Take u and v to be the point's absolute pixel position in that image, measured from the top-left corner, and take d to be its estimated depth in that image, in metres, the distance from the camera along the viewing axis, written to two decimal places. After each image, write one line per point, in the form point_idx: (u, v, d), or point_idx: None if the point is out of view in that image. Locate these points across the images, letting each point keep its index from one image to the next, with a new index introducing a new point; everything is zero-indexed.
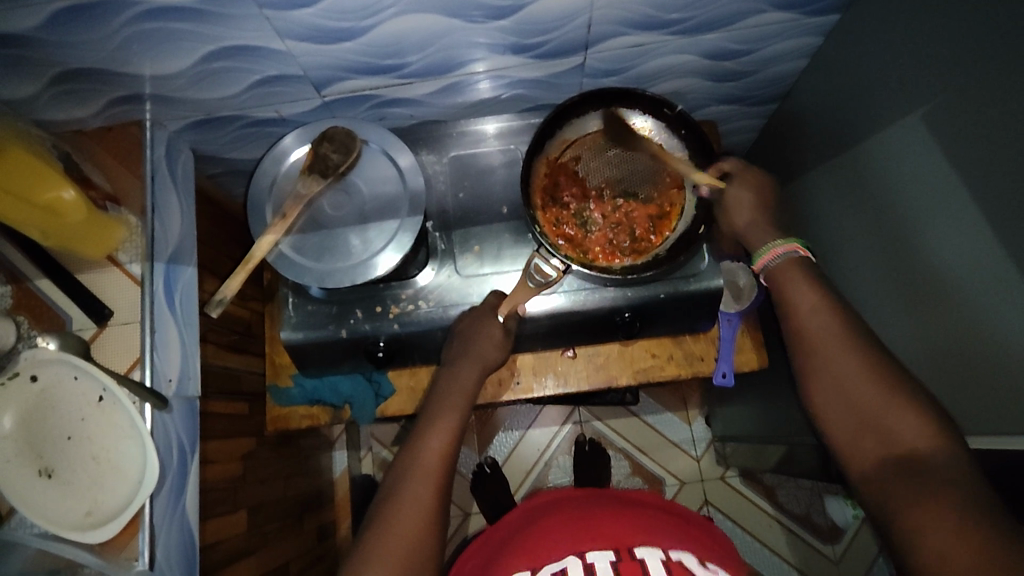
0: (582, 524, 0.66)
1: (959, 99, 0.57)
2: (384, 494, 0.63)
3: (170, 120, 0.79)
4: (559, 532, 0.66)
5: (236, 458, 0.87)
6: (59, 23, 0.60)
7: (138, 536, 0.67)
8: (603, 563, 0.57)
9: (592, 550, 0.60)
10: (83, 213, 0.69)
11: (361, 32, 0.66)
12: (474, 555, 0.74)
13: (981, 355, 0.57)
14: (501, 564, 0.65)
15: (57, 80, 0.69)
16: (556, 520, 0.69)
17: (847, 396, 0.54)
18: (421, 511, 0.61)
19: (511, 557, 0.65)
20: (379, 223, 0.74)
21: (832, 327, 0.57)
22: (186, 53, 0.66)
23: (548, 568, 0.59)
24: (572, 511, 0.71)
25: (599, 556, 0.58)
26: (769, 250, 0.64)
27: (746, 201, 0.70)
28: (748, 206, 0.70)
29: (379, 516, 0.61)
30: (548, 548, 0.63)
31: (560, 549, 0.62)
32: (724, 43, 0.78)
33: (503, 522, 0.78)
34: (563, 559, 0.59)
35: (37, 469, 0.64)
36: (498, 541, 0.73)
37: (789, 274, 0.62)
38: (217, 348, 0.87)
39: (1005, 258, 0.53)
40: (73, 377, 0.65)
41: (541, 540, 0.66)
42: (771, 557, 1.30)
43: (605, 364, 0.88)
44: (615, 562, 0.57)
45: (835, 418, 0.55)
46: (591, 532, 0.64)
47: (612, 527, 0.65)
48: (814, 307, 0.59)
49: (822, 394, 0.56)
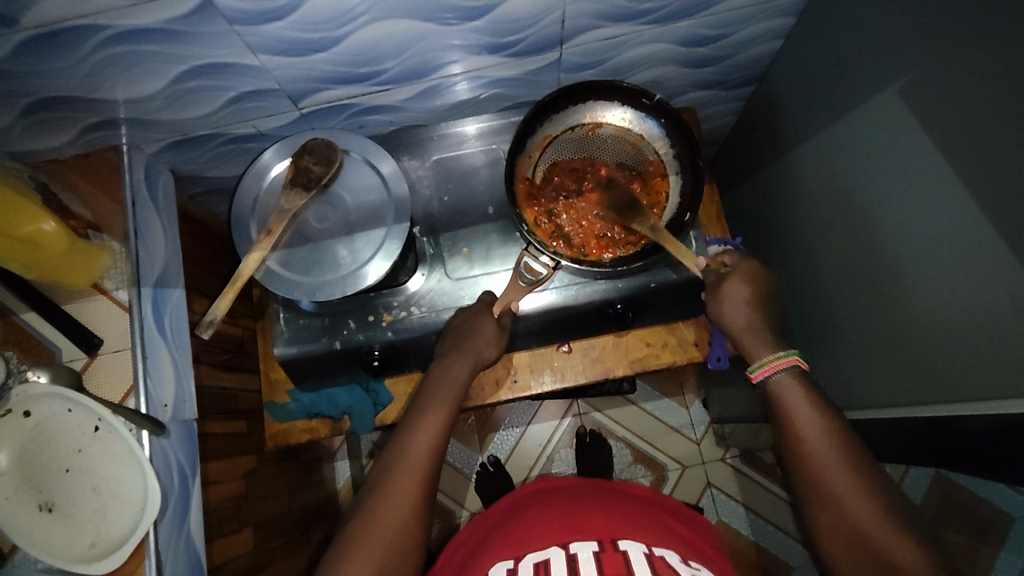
0: (566, 519, 0.66)
1: (934, 72, 0.58)
2: (368, 489, 0.63)
3: (147, 142, 0.78)
4: (544, 525, 0.66)
5: (237, 477, 0.87)
6: (26, 53, 0.59)
7: (144, 565, 0.66)
8: (586, 554, 0.57)
9: (576, 541, 0.60)
10: (65, 242, 0.68)
11: (333, 42, 0.65)
12: (460, 546, 0.74)
13: (967, 322, 0.58)
14: (481, 556, 0.65)
15: (30, 110, 0.68)
16: (538, 514, 0.69)
17: (844, 519, 0.56)
18: (400, 515, 0.61)
19: (494, 548, 0.65)
20: (366, 232, 0.73)
21: (828, 446, 0.59)
22: (159, 73, 0.65)
23: (530, 557, 0.59)
24: (557, 505, 0.71)
25: (583, 547, 0.58)
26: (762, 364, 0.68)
27: (742, 298, 0.74)
28: (743, 302, 0.74)
29: (364, 509, 0.62)
30: (532, 540, 0.63)
31: (543, 540, 0.62)
32: (698, 29, 0.79)
33: (492, 512, 0.79)
34: (547, 549, 0.60)
35: (38, 504, 0.63)
36: (481, 533, 0.73)
37: (789, 386, 0.65)
38: (210, 368, 0.86)
39: (985, 225, 0.54)
40: (67, 410, 0.65)
41: (524, 532, 0.66)
42: (777, 533, 1.32)
43: (601, 356, 0.88)
44: (597, 553, 0.57)
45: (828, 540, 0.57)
46: (576, 525, 0.64)
47: (596, 521, 0.65)
48: (806, 418, 0.62)
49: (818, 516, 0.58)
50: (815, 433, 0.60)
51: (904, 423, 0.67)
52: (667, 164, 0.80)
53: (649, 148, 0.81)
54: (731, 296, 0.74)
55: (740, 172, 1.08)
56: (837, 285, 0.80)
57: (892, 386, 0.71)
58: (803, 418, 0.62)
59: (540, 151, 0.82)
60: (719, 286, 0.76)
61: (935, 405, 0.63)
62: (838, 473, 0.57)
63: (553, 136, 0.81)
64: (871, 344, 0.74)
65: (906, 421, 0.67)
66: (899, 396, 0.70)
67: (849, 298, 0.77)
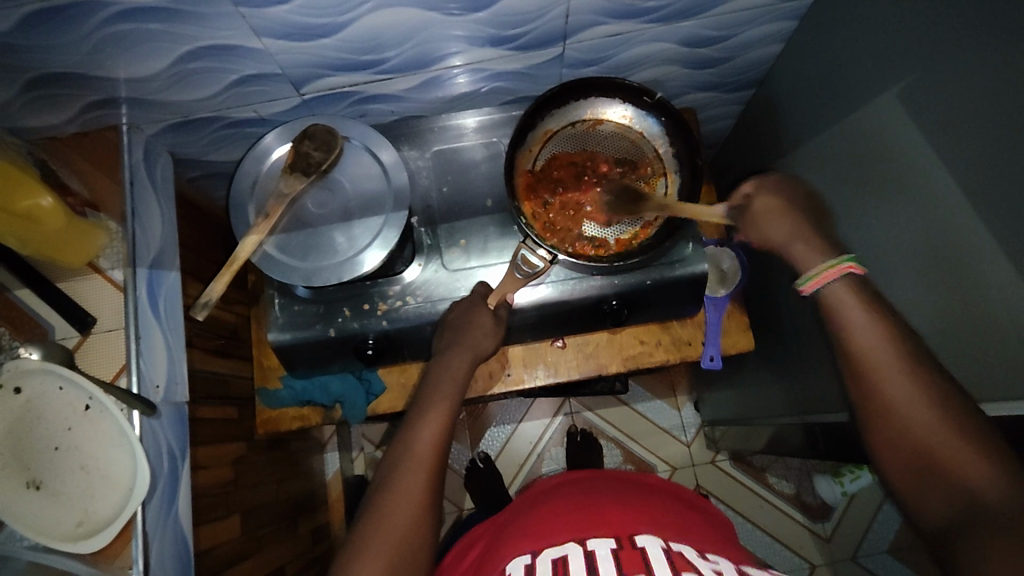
0: (581, 514, 0.66)
1: (932, 78, 0.58)
2: (375, 487, 0.63)
3: (147, 123, 0.78)
4: (560, 520, 0.65)
5: (227, 463, 0.86)
6: (28, 27, 0.59)
7: (130, 545, 0.66)
8: (604, 551, 0.56)
9: (593, 538, 0.59)
10: (61, 220, 0.67)
11: (338, 28, 0.65)
12: (473, 545, 0.73)
13: (958, 324, 0.58)
14: (498, 552, 0.64)
15: (31, 85, 0.68)
16: (553, 509, 0.69)
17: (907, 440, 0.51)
18: (407, 509, 0.60)
19: (510, 543, 0.65)
20: (363, 220, 0.73)
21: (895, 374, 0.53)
22: (162, 54, 0.65)
23: (547, 553, 0.58)
24: (570, 500, 0.70)
25: (601, 544, 0.58)
26: (823, 271, 0.59)
27: (774, 213, 0.67)
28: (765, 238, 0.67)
29: (370, 504, 0.61)
30: (550, 534, 0.62)
31: (562, 536, 0.61)
32: (700, 30, 0.79)
33: (502, 512, 0.78)
34: (564, 546, 0.59)
35: (25, 481, 0.63)
36: (496, 529, 0.73)
37: (847, 294, 0.58)
38: (203, 353, 0.86)
39: (978, 228, 0.55)
40: (59, 387, 0.65)
41: (540, 527, 0.65)
42: (764, 537, 1.32)
43: (595, 353, 0.89)
44: (615, 550, 0.56)
45: (893, 461, 0.52)
46: (593, 521, 0.63)
47: (613, 517, 0.64)
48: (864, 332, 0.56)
49: (879, 433, 0.53)
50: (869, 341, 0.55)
51: None
52: (666, 163, 0.81)
53: (648, 146, 0.81)
54: (761, 211, 0.67)
55: (738, 176, 1.09)
56: None
57: None
58: (857, 332, 0.56)
59: (541, 144, 0.82)
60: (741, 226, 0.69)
61: None
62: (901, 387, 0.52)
63: (554, 130, 0.82)
64: None
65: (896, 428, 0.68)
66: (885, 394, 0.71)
67: None
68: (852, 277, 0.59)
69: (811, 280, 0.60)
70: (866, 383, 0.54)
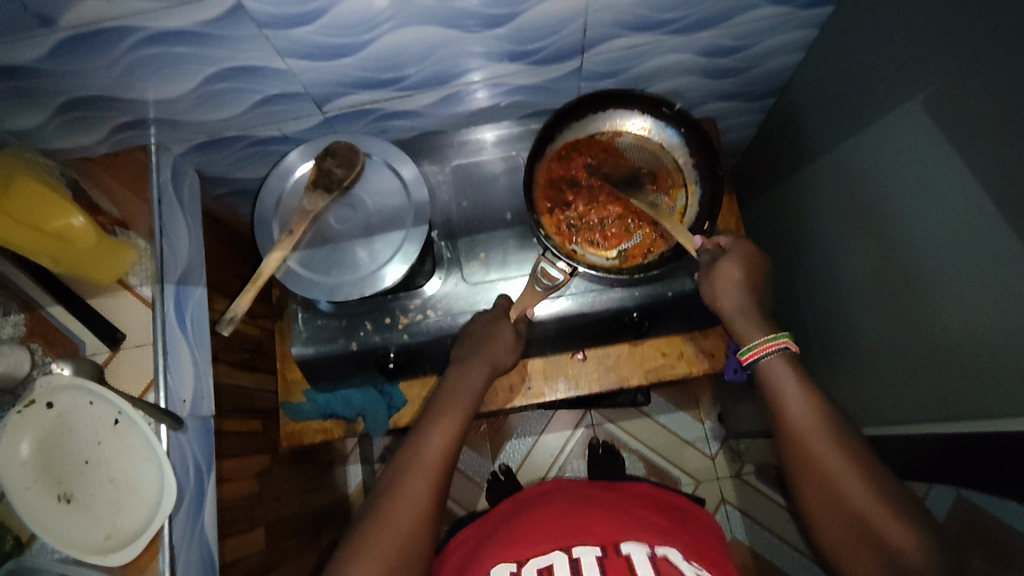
0: (569, 519, 0.66)
1: (958, 85, 0.57)
2: (379, 492, 0.62)
3: (175, 143, 0.80)
4: (547, 526, 0.65)
5: (251, 476, 0.87)
6: (63, 53, 0.61)
7: (158, 558, 0.67)
8: (589, 559, 0.56)
9: (579, 545, 0.59)
10: (93, 238, 0.69)
11: (359, 48, 0.66)
12: (460, 546, 0.73)
13: (983, 340, 0.57)
14: (483, 554, 0.64)
15: (63, 109, 0.70)
16: (542, 514, 0.68)
17: (840, 504, 0.56)
18: (418, 521, 0.60)
19: (494, 548, 0.64)
20: (385, 235, 0.74)
21: (824, 439, 0.58)
22: (189, 76, 0.67)
23: (532, 560, 0.58)
24: (557, 505, 0.70)
25: (586, 552, 0.58)
26: (761, 342, 0.66)
27: (735, 281, 0.71)
28: (736, 284, 0.71)
29: (376, 509, 0.60)
30: (536, 541, 0.62)
31: (548, 542, 0.61)
32: (718, 40, 0.79)
33: (491, 515, 0.78)
34: (549, 554, 0.59)
35: (55, 495, 0.63)
36: (486, 529, 0.73)
37: (782, 371, 0.64)
38: (228, 367, 0.87)
39: (1010, 239, 0.53)
40: (88, 402, 0.65)
41: (527, 532, 0.65)
42: (792, 553, 1.29)
43: (616, 366, 0.88)
44: (601, 558, 0.56)
45: (818, 512, 0.58)
46: (580, 528, 0.63)
47: (599, 523, 0.64)
48: (797, 402, 0.61)
49: (809, 495, 0.58)
50: (800, 410, 0.61)
51: (937, 439, 0.64)
52: (686, 173, 0.81)
53: (668, 157, 0.81)
54: (723, 278, 0.71)
55: (759, 185, 1.08)
56: (856, 302, 0.79)
57: (911, 404, 0.70)
58: (792, 400, 0.61)
59: (559, 156, 0.82)
60: (712, 269, 0.72)
61: (951, 421, 0.63)
62: (830, 455, 0.57)
63: (573, 143, 0.82)
64: (889, 357, 0.73)
65: (906, 441, 0.70)
66: (894, 418, 0.73)
67: (867, 311, 0.77)
68: (789, 351, 0.65)
69: (751, 350, 0.66)
70: (805, 454, 0.59)
